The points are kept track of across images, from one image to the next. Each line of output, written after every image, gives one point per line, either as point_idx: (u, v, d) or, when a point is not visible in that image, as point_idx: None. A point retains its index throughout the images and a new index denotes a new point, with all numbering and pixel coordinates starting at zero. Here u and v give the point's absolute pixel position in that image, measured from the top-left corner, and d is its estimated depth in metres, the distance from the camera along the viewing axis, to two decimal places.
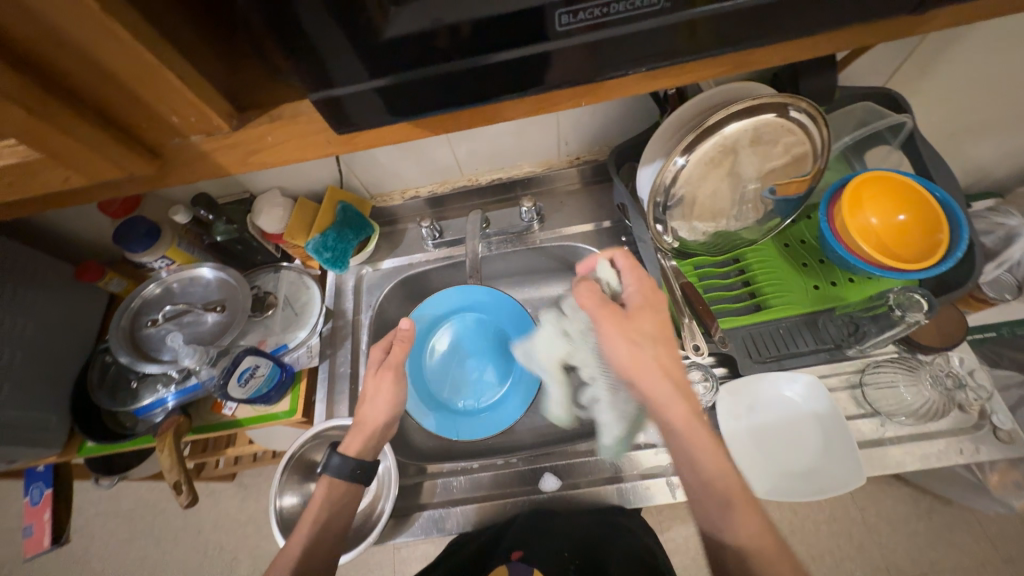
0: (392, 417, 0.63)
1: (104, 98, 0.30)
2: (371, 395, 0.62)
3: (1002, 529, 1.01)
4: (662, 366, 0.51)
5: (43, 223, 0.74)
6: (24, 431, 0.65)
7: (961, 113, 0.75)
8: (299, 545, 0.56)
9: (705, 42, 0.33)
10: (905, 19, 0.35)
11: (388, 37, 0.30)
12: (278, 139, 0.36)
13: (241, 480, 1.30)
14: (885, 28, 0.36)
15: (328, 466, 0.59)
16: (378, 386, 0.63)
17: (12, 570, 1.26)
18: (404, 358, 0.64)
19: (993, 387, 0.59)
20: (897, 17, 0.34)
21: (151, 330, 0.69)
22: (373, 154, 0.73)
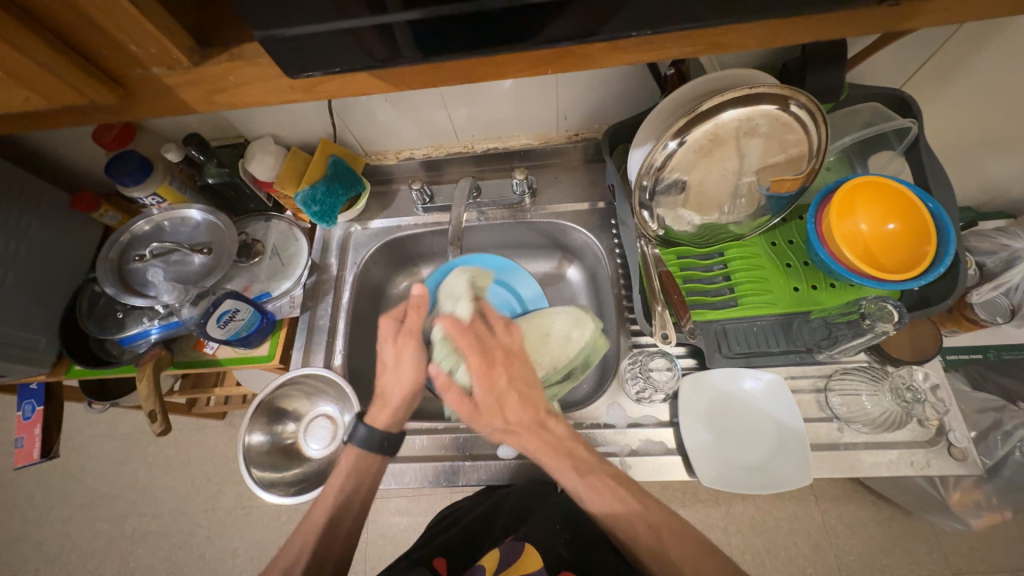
0: (415, 386, 0.65)
1: (61, 21, 0.31)
2: (394, 364, 0.65)
3: (959, 546, 1.03)
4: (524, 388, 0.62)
5: (40, 149, 0.75)
6: (14, 348, 0.68)
7: (981, 125, 0.71)
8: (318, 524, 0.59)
9: (662, 15, 0.33)
10: (874, 8, 0.34)
11: None
12: (240, 81, 0.37)
13: (231, 419, 1.35)
14: (852, 17, 0.35)
15: (355, 435, 0.62)
16: (400, 354, 0.65)
17: (14, 478, 1.34)
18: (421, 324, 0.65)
19: (952, 404, 0.60)
20: (865, 7, 0.33)
21: (138, 266, 0.71)
22: (366, 110, 0.71)
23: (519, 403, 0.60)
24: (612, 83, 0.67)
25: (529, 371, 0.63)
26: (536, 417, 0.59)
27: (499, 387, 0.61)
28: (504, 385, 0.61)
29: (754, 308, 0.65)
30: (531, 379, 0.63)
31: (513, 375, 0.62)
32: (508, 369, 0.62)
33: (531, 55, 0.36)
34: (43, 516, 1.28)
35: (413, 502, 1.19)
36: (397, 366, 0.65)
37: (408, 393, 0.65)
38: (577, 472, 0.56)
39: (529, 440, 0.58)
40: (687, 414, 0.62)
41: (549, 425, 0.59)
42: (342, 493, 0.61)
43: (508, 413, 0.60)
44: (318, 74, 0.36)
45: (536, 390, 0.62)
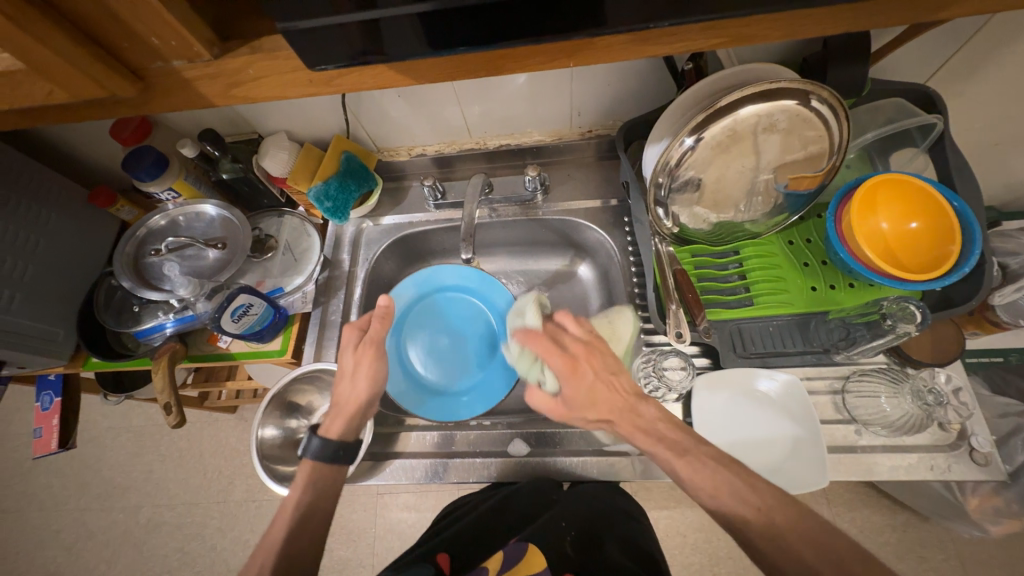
0: (373, 395, 0.62)
1: (86, 14, 0.32)
2: (352, 371, 0.61)
3: (974, 551, 1.01)
4: (609, 375, 0.54)
5: (60, 144, 0.76)
6: (32, 339, 0.69)
7: (1006, 122, 0.69)
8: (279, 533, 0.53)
9: (685, 4, 0.32)
10: None
11: None
12: (257, 74, 0.37)
13: (242, 413, 1.37)
14: (881, 7, 0.34)
15: (308, 449, 0.58)
16: (359, 362, 0.62)
17: (30, 468, 1.37)
18: (384, 333, 0.63)
19: (975, 407, 0.58)
20: None
21: (155, 260, 0.72)
22: (379, 105, 0.71)
23: (607, 398, 0.53)
24: (627, 79, 0.66)
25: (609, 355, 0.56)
26: (628, 400, 0.53)
27: (587, 384, 0.53)
28: (593, 383, 0.53)
29: (770, 308, 0.64)
30: (614, 365, 0.55)
31: (598, 367, 0.55)
32: (589, 365, 0.55)
33: (547, 49, 0.36)
34: (60, 505, 1.31)
35: (420, 498, 1.20)
36: (359, 374, 0.61)
37: (365, 403, 0.61)
38: (674, 452, 0.49)
39: (624, 429, 0.52)
40: (699, 415, 0.61)
41: (641, 408, 0.53)
42: (299, 509, 0.54)
43: (596, 409, 0.53)
44: (332, 68, 0.36)
45: (624, 375, 0.54)
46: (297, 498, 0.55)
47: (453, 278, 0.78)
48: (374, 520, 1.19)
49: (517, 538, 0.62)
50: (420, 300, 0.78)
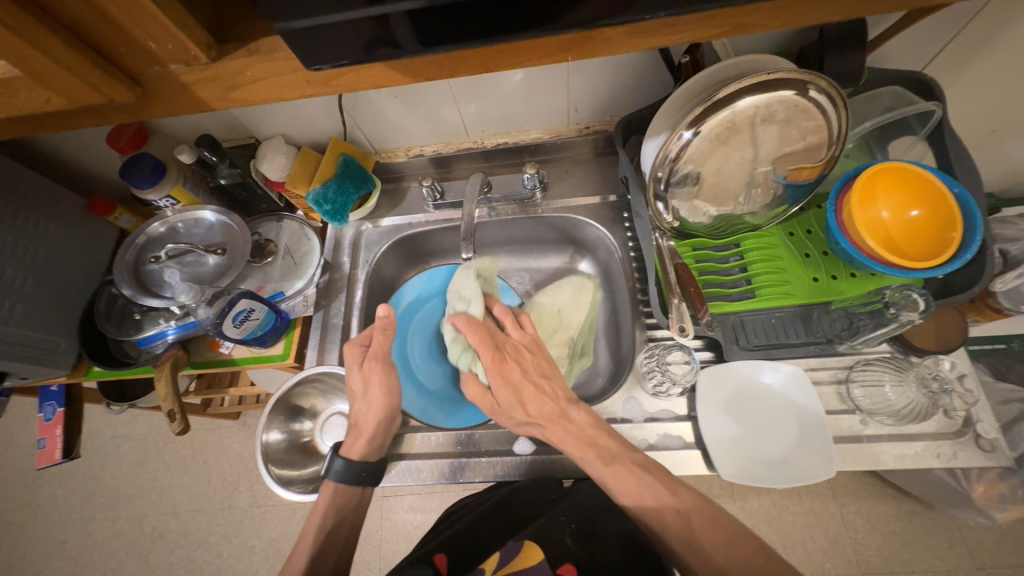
0: (390, 410, 0.64)
1: (81, 19, 0.31)
2: (363, 390, 0.63)
3: (980, 538, 1.01)
4: (541, 383, 0.62)
5: (57, 153, 0.76)
6: (33, 350, 0.69)
7: (1004, 108, 0.69)
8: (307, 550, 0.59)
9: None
10: None
11: None
12: (255, 76, 0.37)
13: (245, 419, 1.36)
14: None
15: (332, 470, 0.61)
16: (368, 379, 0.64)
17: (34, 480, 1.36)
18: (387, 346, 0.65)
19: (980, 393, 0.58)
20: None
21: (155, 268, 0.72)
22: (376, 107, 0.71)
23: (536, 398, 0.61)
24: (624, 74, 0.66)
25: (544, 362, 0.65)
26: (558, 405, 0.60)
27: (514, 383, 0.62)
28: (519, 381, 0.62)
29: (772, 300, 0.64)
30: (545, 370, 0.64)
31: (526, 369, 0.64)
32: (518, 364, 0.63)
33: (545, 43, 0.36)
34: (66, 515, 1.31)
35: (426, 499, 1.20)
36: (371, 389, 0.64)
37: (382, 416, 0.63)
38: (602, 460, 0.55)
39: (552, 431, 0.59)
40: (704, 407, 0.61)
41: (569, 413, 0.60)
42: (323, 532, 0.59)
43: (523, 406, 0.60)
44: (328, 68, 0.36)
45: (553, 381, 0.62)
46: (322, 521, 0.60)
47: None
48: (379, 523, 1.19)
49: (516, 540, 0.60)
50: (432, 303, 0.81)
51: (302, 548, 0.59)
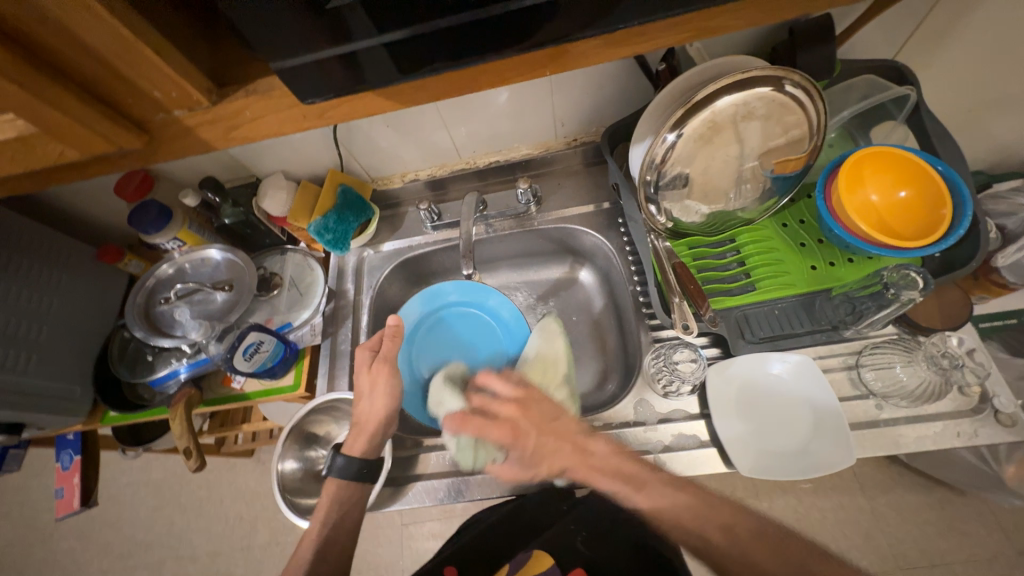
0: (390, 413, 0.63)
1: (92, 72, 0.34)
2: (369, 392, 0.63)
3: (1019, 522, 0.98)
4: (551, 430, 0.60)
5: (68, 206, 0.79)
6: (49, 399, 0.70)
7: (980, 87, 0.71)
8: (309, 550, 0.59)
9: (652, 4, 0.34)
10: None
11: (336, 7, 0.31)
12: (254, 115, 0.39)
13: (259, 456, 1.36)
14: None
15: (333, 467, 0.60)
16: (374, 381, 0.64)
17: (51, 534, 1.35)
18: (396, 351, 0.65)
19: (992, 367, 0.58)
20: None
21: (165, 308, 0.73)
22: (369, 137, 0.74)
23: (556, 448, 0.59)
24: (605, 86, 0.68)
25: (544, 412, 0.62)
26: (577, 440, 0.58)
27: (532, 443, 0.59)
28: (537, 439, 0.59)
29: (773, 291, 0.64)
30: (551, 411, 0.61)
31: (535, 423, 0.61)
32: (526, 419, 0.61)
33: (524, 59, 0.38)
34: (84, 569, 1.30)
35: (446, 525, 1.17)
36: (377, 398, 0.63)
37: (383, 421, 0.63)
38: (634, 487, 0.55)
39: (580, 471, 0.57)
40: (716, 402, 0.61)
41: (590, 446, 0.58)
42: (327, 523, 0.59)
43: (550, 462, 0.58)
44: (320, 100, 0.38)
45: (562, 419, 0.60)
46: (326, 516, 0.60)
47: (455, 293, 0.79)
48: (400, 552, 1.17)
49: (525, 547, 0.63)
50: (450, 313, 0.79)
51: (304, 549, 0.59)
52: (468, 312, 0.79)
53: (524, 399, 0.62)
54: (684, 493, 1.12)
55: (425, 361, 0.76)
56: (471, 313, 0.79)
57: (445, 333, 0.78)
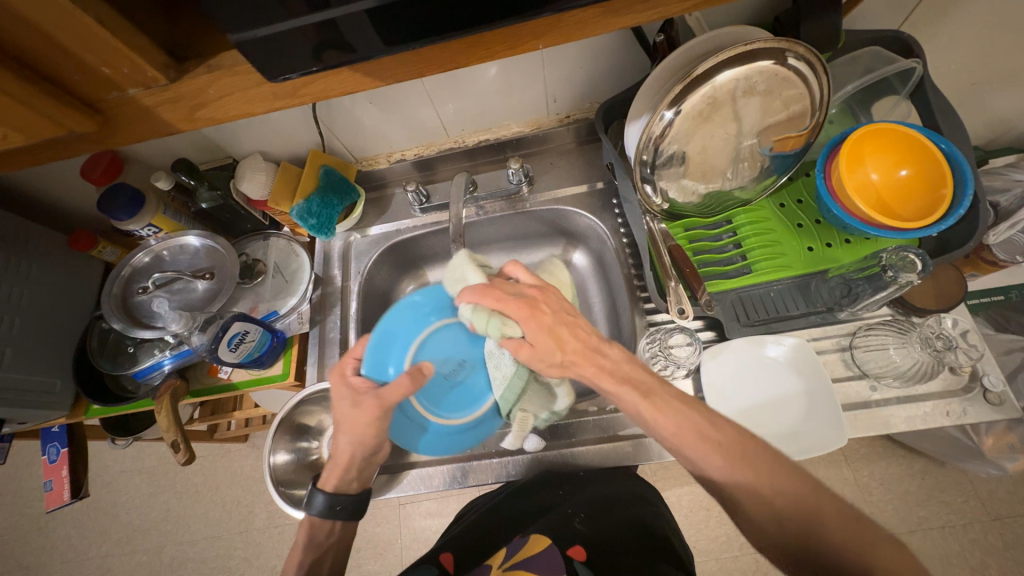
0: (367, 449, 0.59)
1: (35, 50, 0.31)
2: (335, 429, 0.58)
3: (993, 489, 1.02)
4: (558, 335, 0.52)
5: (33, 189, 0.74)
6: (28, 394, 0.67)
7: (983, 60, 0.68)
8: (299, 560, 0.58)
9: None
10: None
11: None
12: (219, 94, 0.36)
13: (253, 441, 1.35)
14: None
15: (310, 505, 0.58)
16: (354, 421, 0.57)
17: (45, 522, 1.35)
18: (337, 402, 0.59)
19: (985, 347, 0.58)
20: None
21: (143, 298, 0.70)
22: (352, 114, 0.70)
23: (568, 339, 0.52)
24: (600, 58, 0.65)
25: (556, 298, 0.56)
26: (592, 341, 0.53)
27: (549, 325, 0.53)
28: (554, 324, 0.53)
29: (768, 273, 0.63)
30: (571, 310, 0.55)
31: (557, 312, 0.55)
32: (543, 311, 0.53)
33: (510, 32, 0.35)
34: (83, 555, 1.30)
35: (442, 504, 1.19)
36: (353, 377, 0.60)
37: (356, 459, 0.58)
38: (639, 393, 0.49)
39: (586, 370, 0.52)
40: (711, 387, 0.61)
41: (605, 349, 0.53)
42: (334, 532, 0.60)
43: (543, 355, 0.52)
44: (297, 76, 0.35)
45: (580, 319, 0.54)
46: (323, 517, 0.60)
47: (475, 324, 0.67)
48: (398, 531, 1.18)
49: (521, 534, 0.62)
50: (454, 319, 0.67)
51: (295, 554, 0.58)
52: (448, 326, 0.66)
53: (536, 312, 0.53)
54: (676, 469, 1.13)
55: (427, 349, 0.65)
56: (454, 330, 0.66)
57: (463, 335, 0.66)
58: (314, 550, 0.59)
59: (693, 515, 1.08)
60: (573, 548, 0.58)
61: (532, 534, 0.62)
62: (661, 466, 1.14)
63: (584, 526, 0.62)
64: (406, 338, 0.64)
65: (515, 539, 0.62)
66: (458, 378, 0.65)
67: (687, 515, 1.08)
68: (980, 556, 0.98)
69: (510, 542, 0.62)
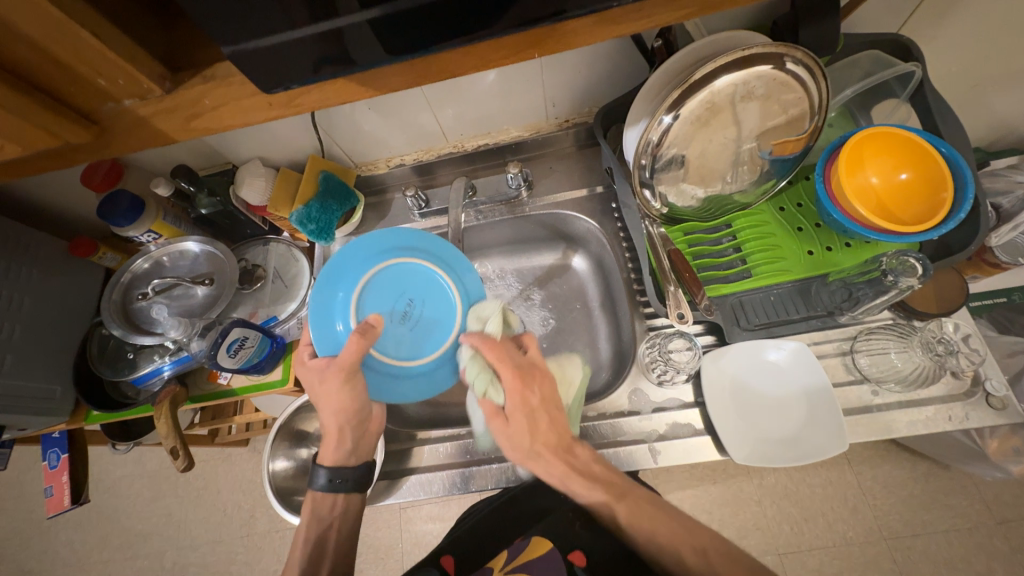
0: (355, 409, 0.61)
1: (30, 62, 0.31)
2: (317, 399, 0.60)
3: (998, 493, 1.01)
4: (533, 425, 0.60)
5: (34, 196, 0.74)
6: (28, 401, 0.67)
7: (984, 62, 0.68)
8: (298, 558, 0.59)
9: None
10: None
11: None
12: (216, 103, 0.36)
13: (254, 445, 1.35)
14: None
15: (315, 482, 0.60)
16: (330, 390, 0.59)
17: (46, 527, 1.35)
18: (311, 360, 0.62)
19: (987, 352, 0.58)
20: None
21: (143, 304, 0.70)
22: (350, 120, 0.70)
23: (545, 429, 0.60)
24: (599, 63, 0.65)
25: (548, 387, 0.62)
26: (564, 440, 0.59)
27: (532, 408, 0.60)
28: (535, 410, 0.60)
29: (769, 277, 0.63)
30: (549, 399, 0.62)
31: (543, 398, 0.61)
32: (534, 392, 0.61)
33: (506, 41, 0.35)
34: (85, 559, 1.30)
35: (443, 508, 1.18)
36: (312, 360, 0.62)
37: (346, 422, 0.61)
38: (614, 496, 0.56)
39: (552, 467, 0.58)
40: (712, 391, 0.60)
41: (575, 450, 0.59)
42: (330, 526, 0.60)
43: (514, 443, 0.59)
44: (296, 86, 0.35)
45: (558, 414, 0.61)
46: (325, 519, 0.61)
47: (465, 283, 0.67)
48: (398, 536, 1.18)
49: (522, 536, 0.61)
50: (401, 261, 0.66)
51: (302, 534, 0.60)
52: (394, 271, 0.65)
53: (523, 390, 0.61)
54: (678, 472, 1.12)
55: (365, 304, 0.63)
56: (403, 278, 0.66)
57: (407, 274, 0.66)
58: (318, 526, 0.60)
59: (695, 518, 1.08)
60: (574, 552, 0.59)
61: (533, 538, 0.60)
62: (663, 470, 1.14)
63: (585, 530, 0.60)
64: (342, 305, 0.63)
65: (516, 543, 0.60)
66: (415, 317, 0.65)
67: None
68: (985, 560, 0.98)
69: (510, 545, 0.61)
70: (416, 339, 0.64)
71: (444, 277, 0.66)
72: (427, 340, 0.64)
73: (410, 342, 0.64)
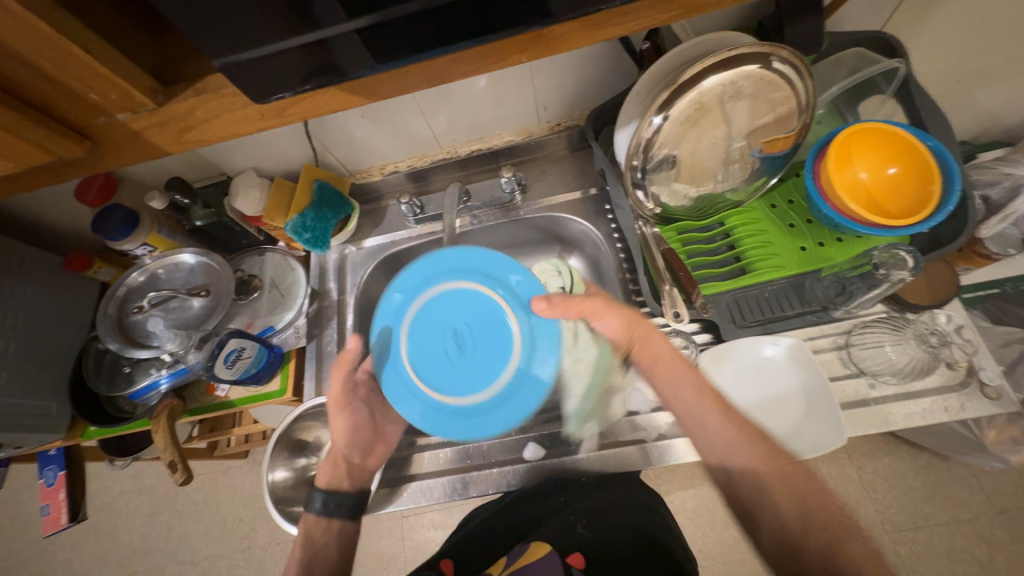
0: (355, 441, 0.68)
1: (23, 80, 0.31)
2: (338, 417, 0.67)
3: (998, 483, 1.01)
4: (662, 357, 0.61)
5: (28, 212, 0.74)
6: (25, 418, 0.67)
7: (967, 56, 0.69)
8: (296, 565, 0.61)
9: None
10: None
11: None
12: (207, 115, 0.37)
13: (254, 457, 1.34)
14: None
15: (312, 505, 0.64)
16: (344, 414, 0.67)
17: (44, 546, 1.33)
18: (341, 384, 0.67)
19: (979, 342, 0.58)
20: None
21: (139, 317, 0.70)
22: (343, 128, 0.70)
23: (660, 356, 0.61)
24: (588, 67, 0.65)
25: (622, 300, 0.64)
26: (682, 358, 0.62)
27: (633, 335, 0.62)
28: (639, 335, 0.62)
29: (763, 273, 0.63)
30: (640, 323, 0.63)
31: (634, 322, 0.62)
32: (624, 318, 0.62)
33: (492, 47, 0.36)
34: None
35: (446, 515, 1.18)
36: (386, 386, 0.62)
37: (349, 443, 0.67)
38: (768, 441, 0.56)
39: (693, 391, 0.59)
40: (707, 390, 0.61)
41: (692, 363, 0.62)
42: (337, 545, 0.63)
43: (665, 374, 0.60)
44: (290, 95, 0.35)
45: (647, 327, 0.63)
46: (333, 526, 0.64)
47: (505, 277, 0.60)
48: (401, 544, 1.17)
49: (522, 542, 0.62)
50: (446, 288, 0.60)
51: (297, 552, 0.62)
52: (442, 300, 0.60)
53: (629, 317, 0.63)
54: (679, 471, 1.12)
55: (416, 346, 0.59)
56: (452, 306, 0.60)
57: (450, 304, 0.60)
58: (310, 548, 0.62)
59: (698, 517, 1.08)
60: (572, 553, 0.58)
61: (533, 541, 0.61)
62: (665, 470, 1.14)
63: (587, 530, 0.61)
64: (392, 357, 0.59)
65: (517, 548, 0.62)
66: (467, 344, 0.59)
67: (691, 517, 1.08)
68: (988, 551, 0.98)
69: (511, 550, 0.62)
70: (478, 370, 0.58)
71: (492, 292, 0.59)
72: (489, 370, 0.57)
73: (473, 376, 0.57)
